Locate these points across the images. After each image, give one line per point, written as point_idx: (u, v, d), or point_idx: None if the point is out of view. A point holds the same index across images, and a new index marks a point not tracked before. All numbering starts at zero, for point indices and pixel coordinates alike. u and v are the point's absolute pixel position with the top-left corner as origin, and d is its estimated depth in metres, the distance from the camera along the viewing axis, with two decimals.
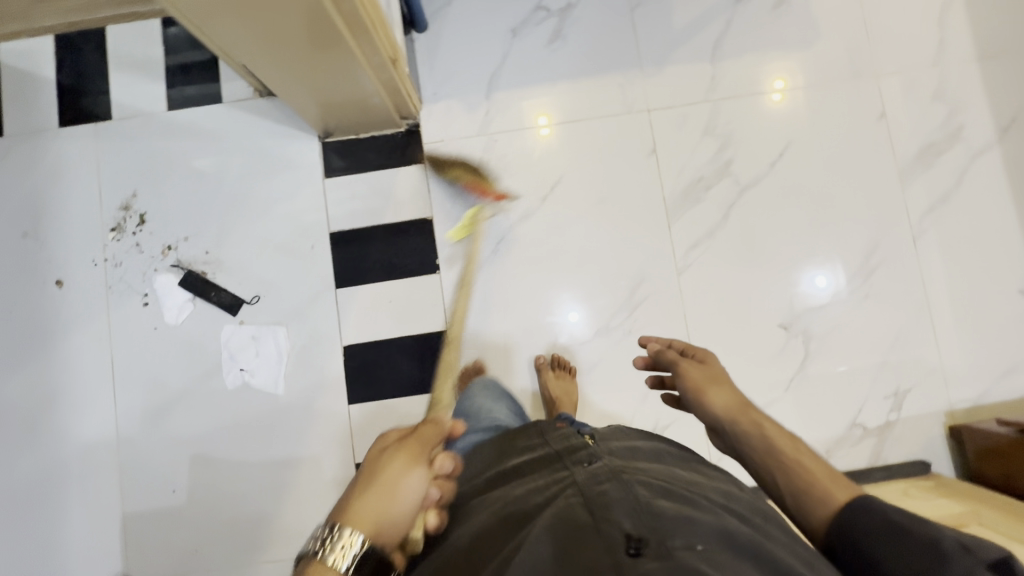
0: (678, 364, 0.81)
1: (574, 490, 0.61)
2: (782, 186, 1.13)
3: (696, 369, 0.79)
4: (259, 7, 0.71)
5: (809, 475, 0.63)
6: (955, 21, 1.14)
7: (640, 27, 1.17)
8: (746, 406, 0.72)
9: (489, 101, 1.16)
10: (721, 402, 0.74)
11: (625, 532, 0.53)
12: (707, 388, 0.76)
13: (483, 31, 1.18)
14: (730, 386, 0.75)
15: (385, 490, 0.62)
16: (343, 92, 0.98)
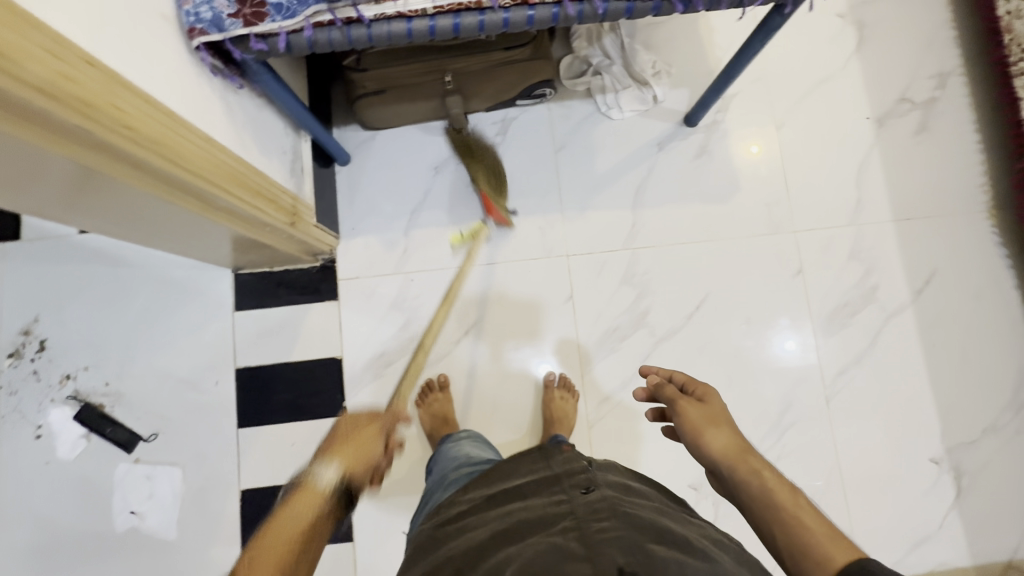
0: (678, 403, 0.72)
1: (571, 516, 0.56)
2: (698, 339, 1.12)
3: (696, 409, 0.71)
4: (100, 201, 0.66)
5: (807, 529, 0.55)
6: (867, 184, 1.17)
7: (564, 171, 1.17)
8: (746, 451, 0.65)
9: (407, 239, 1.15)
10: (719, 444, 0.66)
11: (617, 567, 0.48)
12: (705, 430, 0.68)
13: (406, 167, 1.17)
14: (730, 428, 0.68)
15: (354, 450, 0.82)
16: (241, 244, 0.93)
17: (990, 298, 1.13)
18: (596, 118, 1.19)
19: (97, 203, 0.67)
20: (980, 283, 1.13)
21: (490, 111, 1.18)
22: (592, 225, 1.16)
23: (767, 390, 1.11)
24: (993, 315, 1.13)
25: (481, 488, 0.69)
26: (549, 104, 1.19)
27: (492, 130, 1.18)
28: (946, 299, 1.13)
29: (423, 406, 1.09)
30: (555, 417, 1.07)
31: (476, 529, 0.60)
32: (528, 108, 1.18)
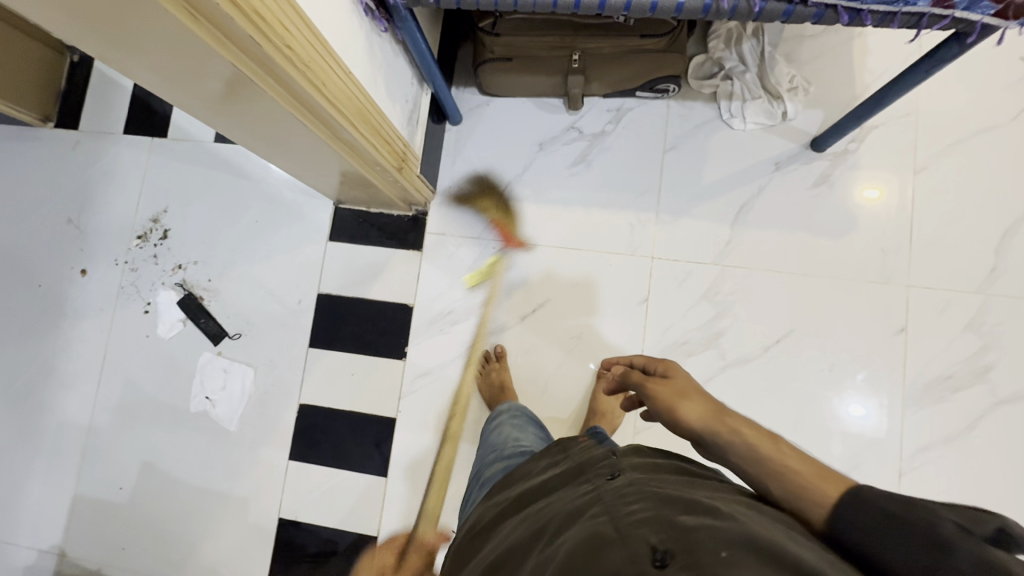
0: (642, 385, 0.70)
1: (599, 501, 0.55)
2: (770, 373, 1.07)
3: (661, 385, 0.68)
4: (258, 116, 0.73)
5: (791, 474, 0.53)
6: (1009, 252, 1.04)
7: (668, 172, 1.14)
8: (720, 412, 0.61)
9: (497, 207, 1.18)
10: (691, 417, 0.63)
11: (650, 546, 0.46)
12: (675, 403, 0.65)
13: (511, 138, 1.19)
14: (699, 395, 0.65)
15: None
16: (359, 179, 0.98)
17: None
18: (714, 125, 1.13)
19: (253, 117, 0.74)
20: None
21: (607, 98, 1.16)
22: (686, 233, 1.12)
23: (833, 445, 1.04)
24: None
25: (508, 493, 0.66)
26: (669, 101, 1.15)
27: (605, 118, 1.17)
28: None
29: (481, 375, 1.12)
30: (601, 410, 1.06)
31: (510, 529, 0.58)
32: (646, 102, 1.16)
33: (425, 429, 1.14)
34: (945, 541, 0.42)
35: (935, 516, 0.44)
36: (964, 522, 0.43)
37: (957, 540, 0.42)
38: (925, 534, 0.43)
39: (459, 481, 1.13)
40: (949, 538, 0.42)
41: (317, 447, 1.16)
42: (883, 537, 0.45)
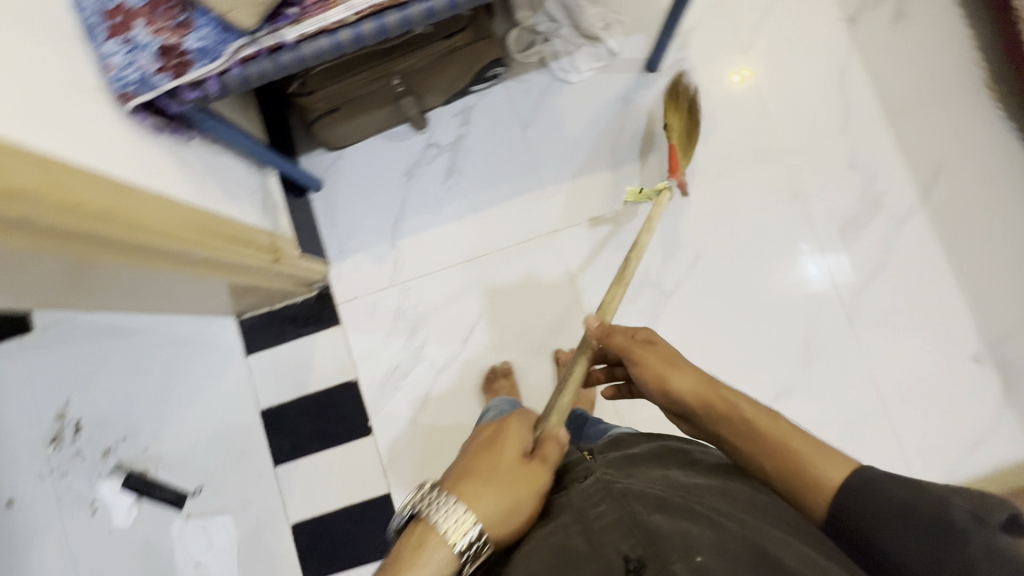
0: (632, 353, 0.72)
1: (569, 508, 0.57)
2: (706, 285, 1.09)
3: (653, 353, 0.71)
4: (99, 285, 0.69)
5: (793, 452, 0.56)
6: (853, 87, 1.11)
7: (535, 146, 1.14)
8: (713, 385, 0.65)
9: (395, 249, 1.15)
10: (686, 387, 0.66)
11: (623, 556, 0.49)
12: (668, 373, 0.68)
13: (378, 179, 1.16)
14: (689, 365, 0.68)
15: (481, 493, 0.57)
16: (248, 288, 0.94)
17: (1004, 178, 1.07)
18: (555, 86, 1.15)
19: (95, 288, 0.69)
20: (991, 164, 1.07)
21: (448, 104, 1.16)
22: (576, 195, 1.13)
23: (787, 323, 1.08)
24: (1013, 195, 1.06)
25: None
26: (505, 82, 1.16)
27: (455, 123, 1.16)
28: (956, 187, 1.07)
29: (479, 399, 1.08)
30: None
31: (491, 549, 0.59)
32: (486, 92, 1.16)
33: None
34: (961, 529, 0.47)
35: (947, 505, 0.49)
36: (978, 510, 0.48)
37: (969, 525, 0.47)
38: (934, 524, 0.48)
39: None
40: (959, 521, 0.48)
41: (328, 557, 1.10)
42: (892, 525, 0.49)
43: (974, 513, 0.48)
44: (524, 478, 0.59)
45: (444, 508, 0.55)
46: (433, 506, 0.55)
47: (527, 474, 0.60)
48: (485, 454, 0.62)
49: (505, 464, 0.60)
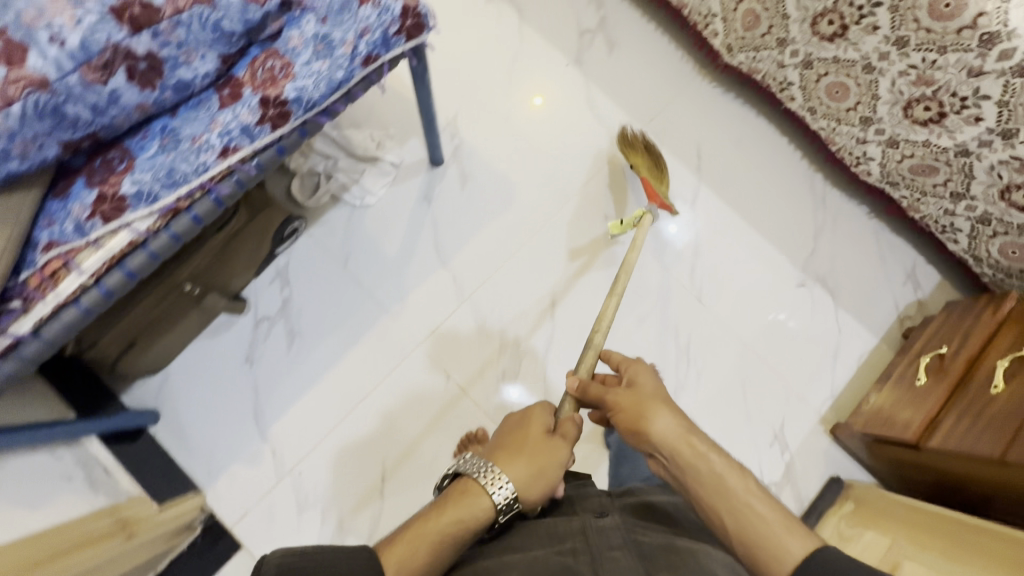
0: (608, 398, 0.72)
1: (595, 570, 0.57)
2: (572, 329, 1.15)
3: (626, 395, 0.71)
4: None
5: (765, 523, 0.57)
6: (605, 112, 1.25)
7: (363, 277, 1.14)
8: (690, 434, 0.65)
9: (268, 440, 1.05)
10: (660, 428, 0.66)
11: None
12: (642, 415, 0.68)
13: (220, 379, 1.07)
14: (667, 406, 0.68)
15: (517, 455, 0.66)
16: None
17: (747, 136, 1.26)
18: (357, 215, 1.16)
19: None
20: (734, 130, 1.26)
21: (260, 275, 1.11)
22: (422, 302, 1.14)
23: (653, 327, 1.15)
24: (760, 146, 1.26)
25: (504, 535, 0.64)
26: (308, 231, 1.15)
27: (276, 289, 1.12)
28: (719, 158, 1.25)
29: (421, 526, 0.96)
30: None
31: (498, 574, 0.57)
32: (293, 247, 1.14)
33: None
34: None
35: None
36: None
37: None
38: None
39: None
40: None
41: None
42: None
43: None
44: (554, 451, 0.68)
45: (485, 471, 0.64)
46: (478, 468, 0.64)
47: (554, 447, 0.68)
48: (512, 434, 0.70)
49: (534, 440, 0.68)
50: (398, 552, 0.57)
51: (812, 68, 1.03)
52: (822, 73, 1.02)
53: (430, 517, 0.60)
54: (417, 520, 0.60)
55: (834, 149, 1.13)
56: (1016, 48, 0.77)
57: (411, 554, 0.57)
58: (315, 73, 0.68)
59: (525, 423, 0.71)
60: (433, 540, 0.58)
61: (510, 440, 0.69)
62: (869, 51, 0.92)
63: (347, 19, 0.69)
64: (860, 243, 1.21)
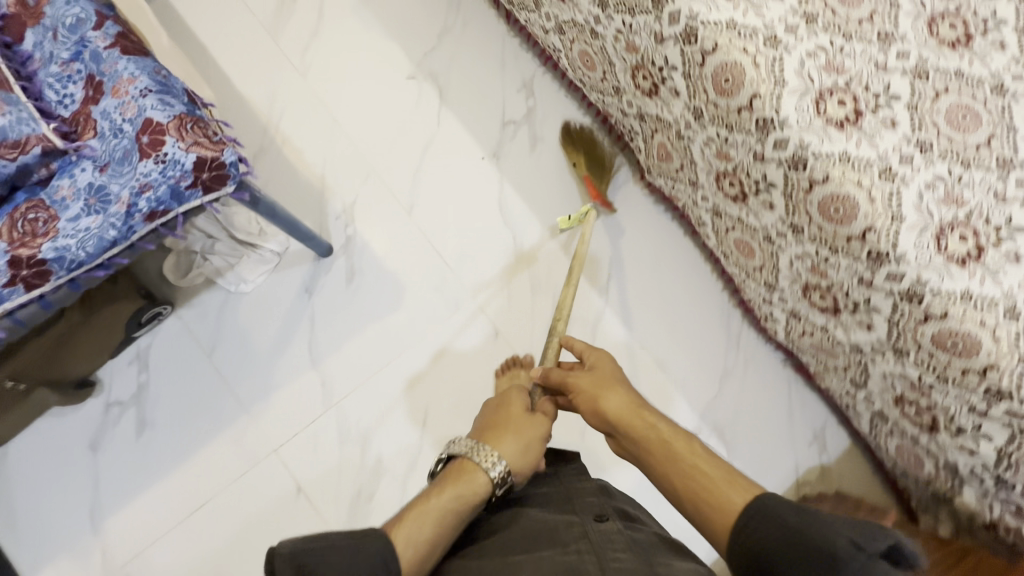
0: (567, 381, 0.74)
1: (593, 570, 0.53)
2: (441, 452, 1.07)
3: (585, 378, 0.73)
4: None
5: (703, 475, 0.59)
6: (516, 213, 1.16)
7: (226, 371, 1.08)
8: (640, 407, 0.67)
9: (99, 535, 1.01)
10: (614, 406, 0.68)
11: None
12: (599, 394, 0.70)
13: (61, 465, 1.03)
14: (621, 386, 0.71)
15: (508, 433, 0.70)
16: None
17: (667, 260, 1.16)
18: (231, 300, 1.10)
19: None
20: (652, 252, 1.16)
21: (118, 355, 1.06)
22: (283, 405, 1.07)
23: None
24: (678, 273, 1.16)
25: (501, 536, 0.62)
26: (177, 312, 1.09)
27: (133, 372, 1.06)
28: (631, 280, 1.15)
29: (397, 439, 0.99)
30: None
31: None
32: (157, 329, 1.08)
33: None
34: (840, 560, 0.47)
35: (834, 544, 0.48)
36: (857, 539, 0.48)
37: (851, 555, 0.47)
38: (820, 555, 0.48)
39: None
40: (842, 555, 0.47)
41: None
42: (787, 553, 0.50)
43: (854, 540, 0.48)
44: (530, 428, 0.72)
45: (478, 450, 0.66)
46: (470, 449, 0.66)
47: (533, 424, 0.72)
48: (496, 417, 0.74)
49: (515, 419, 0.73)
50: (407, 527, 0.57)
51: (720, 218, 0.92)
52: (729, 226, 0.91)
53: (434, 494, 0.61)
54: (420, 499, 0.61)
55: (747, 298, 1.02)
56: (903, 273, 0.67)
57: (419, 531, 0.57)
58: (80, 231, 0.61)
59: (506, 406, 0.76)
60: (435, 516, 0.59)
61: (496, 422, 0.73)
62: (767, 225, 0.81)
63: (127, 171, 0.62)
64: (764, 395, 1.11)
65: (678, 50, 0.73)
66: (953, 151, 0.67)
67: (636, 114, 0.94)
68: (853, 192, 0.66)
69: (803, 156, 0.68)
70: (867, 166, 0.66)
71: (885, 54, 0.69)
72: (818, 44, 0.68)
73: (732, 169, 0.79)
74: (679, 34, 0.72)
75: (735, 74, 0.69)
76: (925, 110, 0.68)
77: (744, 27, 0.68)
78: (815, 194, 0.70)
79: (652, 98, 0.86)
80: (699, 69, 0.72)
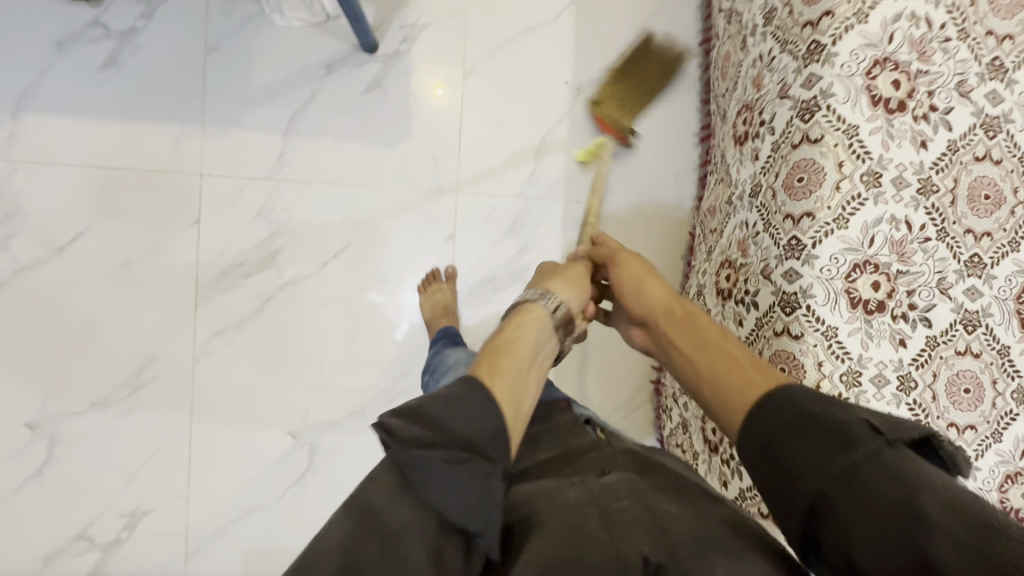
0: (615, 257, 0.78)
1: (586, 493, 0.52)
2: (329, 289, 1.06)
3: (633, 262, 0.76)
4: None
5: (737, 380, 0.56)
6: (552, 153, 1.07)
7: (211, 77, 1.03)
8: (676, 297, 0.70)
9: (15, 122, 1.00)
10: (652, 295, 0.71)
11: (643, 557, 0.46)
12: (643, 283, 0.73)
13: (23, 38, 1.00)
14: (662, 280, 0.73)
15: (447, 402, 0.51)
16: None
17: None
18: (259, 22, 1.03)
19: None
20: None
21: None
22: (233, 145, 1.03)
23: (388, 352, 1.08)
24: None
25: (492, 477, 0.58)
26: None
27: (134, 12, 1.01)
28: None
29: (425, 295, 1.03)
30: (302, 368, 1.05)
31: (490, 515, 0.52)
32: None
33: None
34: (920, 518, 0.41)
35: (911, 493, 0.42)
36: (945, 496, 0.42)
37: (935, 514, 0.40)
38: (903, 516, 0.41)
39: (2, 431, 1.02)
40: (924, 513, 0.41)
41: None
42: (866, 515, 0.43)
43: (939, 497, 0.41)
44: (600, 264, 0.81)
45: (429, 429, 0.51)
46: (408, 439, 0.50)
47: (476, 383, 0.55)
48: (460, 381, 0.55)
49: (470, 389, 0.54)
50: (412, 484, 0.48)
51: (697, 301, 0.85)
52: None
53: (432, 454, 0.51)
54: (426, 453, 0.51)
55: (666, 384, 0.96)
56: None
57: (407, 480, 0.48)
58: None
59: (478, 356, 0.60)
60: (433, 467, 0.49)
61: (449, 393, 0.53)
62: None
63: None
64: None
65: (788, 115, 0.63)
66: (927, 408, 0.61)
67: (712, 152, 0.84)
68: (807, 366, 0.60)
69: (797, 301, 0.61)
70: (841, 356, 0.60)
71: (958, 277, 0.61)
72: (908, 217, 0.60)
73: (739, 264, 0.71)
74: (802, 101, 0.61)
75: (812, 177, 0.60)
76: (939, 354, 0.61)
77: (860, 145, 0.59)
78: (776, 342, 0.63)
79: (736, 147, 0.75)
80: (788, 150, 0.62)
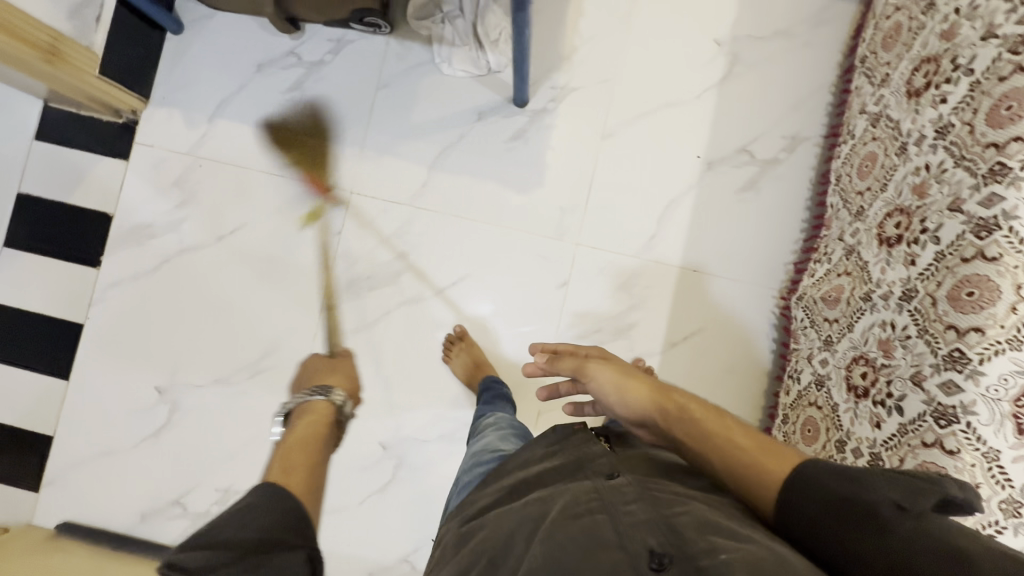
0: (588, 366, 0.79)
1: (595, 495, 0.57)
2: (442, 313, 1.12)
3: (605, 368, 0.77)
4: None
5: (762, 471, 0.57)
6: (675, 220, 1.11)
7: (377, 109, 1.15)
8: (667, 390, 0.71)
9: (209, 125, 1.16)
10: (640, 394, 0.72)
11: (650, 549, 0.49)
12: (625, 385, 0.73)
13: (231, 57, 1.17)
14: (645, 377, 0.74)
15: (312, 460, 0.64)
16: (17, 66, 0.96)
17: (739, 374, 1.09)
18: (428, 68, 1.15)
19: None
20: (735, 356, 1.09)
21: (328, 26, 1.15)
22: (384, 170, 1.14)
23: None
24: (738, 391, 1.09)
25: (511, 482, 0.66)
26: (388, 38, 1.15)
27: (325, 47, 1.16)
28: (699, 358, 1.09)
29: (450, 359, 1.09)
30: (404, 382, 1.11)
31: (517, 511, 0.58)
32: (366, 36, 1.16)
33: (111, 339, 1.13)
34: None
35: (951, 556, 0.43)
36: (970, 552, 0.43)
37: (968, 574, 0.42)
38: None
39: (136, 390, 1.12)
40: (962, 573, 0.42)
41: None
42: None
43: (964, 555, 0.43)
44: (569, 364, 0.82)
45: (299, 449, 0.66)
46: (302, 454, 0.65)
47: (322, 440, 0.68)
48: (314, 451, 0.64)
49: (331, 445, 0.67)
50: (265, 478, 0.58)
51: (816, 391, 0.84)
52: (814, 402, 0.84)
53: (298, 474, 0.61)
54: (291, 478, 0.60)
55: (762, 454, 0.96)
56: None
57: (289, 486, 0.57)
58: None
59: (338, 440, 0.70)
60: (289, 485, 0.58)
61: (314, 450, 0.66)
62: (852, 435, 0.73)
63: None
64: None
65: (959, 229, 0.64)
66: None
67: (848, 246, 0.85)
68: (963, 485, 0.59)
69: (956, 415, 0.60)
70: (1002, 481, 0.58)
71: None
72: None
73: (879, 364, 0.71)
74: (978, 218, 0.62)
75: (984, 294, 0.60)
76: None
77: None
78: (924, 453, 0.62)
79: (881, 246, 0.76)
80: (957, 263, 0.63)
